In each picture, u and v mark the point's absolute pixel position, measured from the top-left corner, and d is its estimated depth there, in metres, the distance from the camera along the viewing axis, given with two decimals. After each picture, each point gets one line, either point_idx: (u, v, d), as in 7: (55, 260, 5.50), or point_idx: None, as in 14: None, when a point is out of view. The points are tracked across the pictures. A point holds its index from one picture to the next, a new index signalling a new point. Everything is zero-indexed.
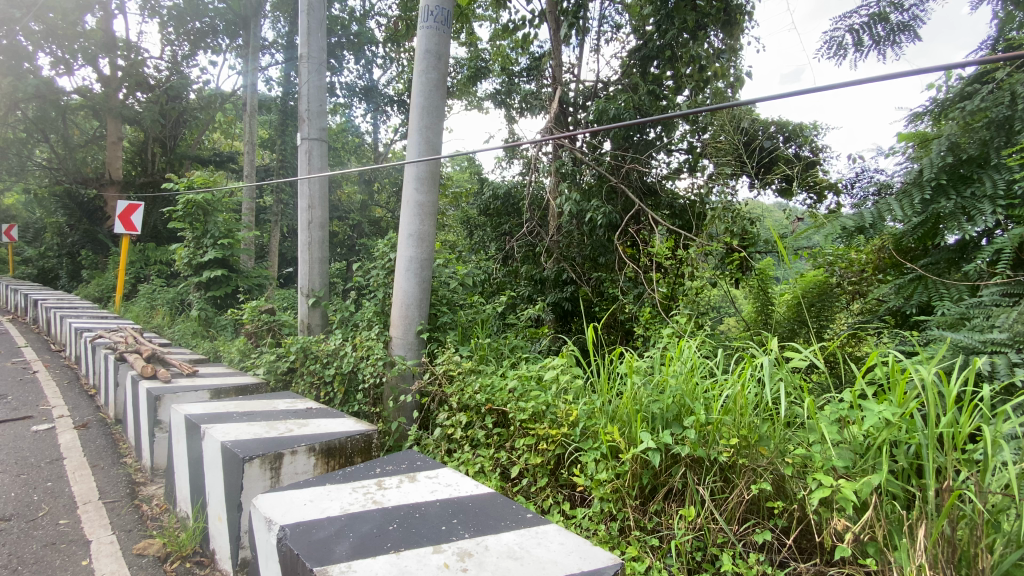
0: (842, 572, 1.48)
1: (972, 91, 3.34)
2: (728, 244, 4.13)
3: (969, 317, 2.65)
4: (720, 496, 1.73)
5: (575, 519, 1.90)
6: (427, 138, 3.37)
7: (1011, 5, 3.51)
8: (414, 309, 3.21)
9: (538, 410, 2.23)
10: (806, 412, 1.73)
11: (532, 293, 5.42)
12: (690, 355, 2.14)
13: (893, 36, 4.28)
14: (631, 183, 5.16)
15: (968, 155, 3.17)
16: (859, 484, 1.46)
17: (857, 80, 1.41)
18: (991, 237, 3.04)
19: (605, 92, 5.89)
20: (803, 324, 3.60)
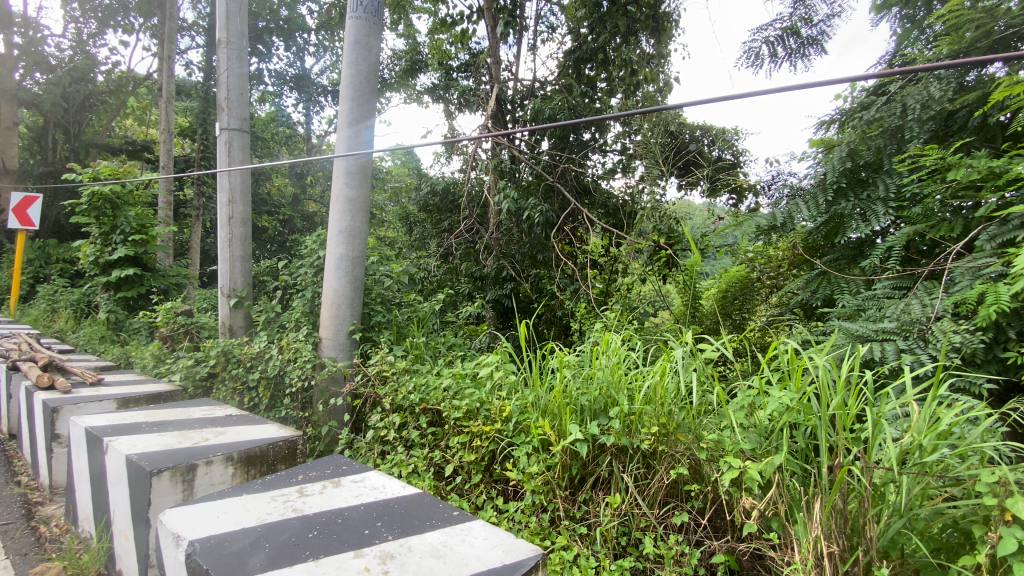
0: (751, 547, 1.61)
1: (869, 102, 3.67)
2: (655, 243, 4.29)
3: (865, 309, 2.95)
4: (643, 482, 1.83)
5: (508, 513, 1.93)
6: (360, 131, 3.27)
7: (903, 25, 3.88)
8: (346, 308, 3.11)
9: (472, 407, 2.21)
10: (717, 399, 1.84)
11: (472, 290, 5.43)
12: (617, 348, 2.22)
13: (803, 49, 4.64)
14: (568, 181, 5.26)
15: (865, 161, 3.50)
16: (764, 465, 1.55)
17: (771, 89, 1.53)
18: (883, 235, 3.36)
19: (542, 91, 5.96)
20: (725, 317, 4.01)
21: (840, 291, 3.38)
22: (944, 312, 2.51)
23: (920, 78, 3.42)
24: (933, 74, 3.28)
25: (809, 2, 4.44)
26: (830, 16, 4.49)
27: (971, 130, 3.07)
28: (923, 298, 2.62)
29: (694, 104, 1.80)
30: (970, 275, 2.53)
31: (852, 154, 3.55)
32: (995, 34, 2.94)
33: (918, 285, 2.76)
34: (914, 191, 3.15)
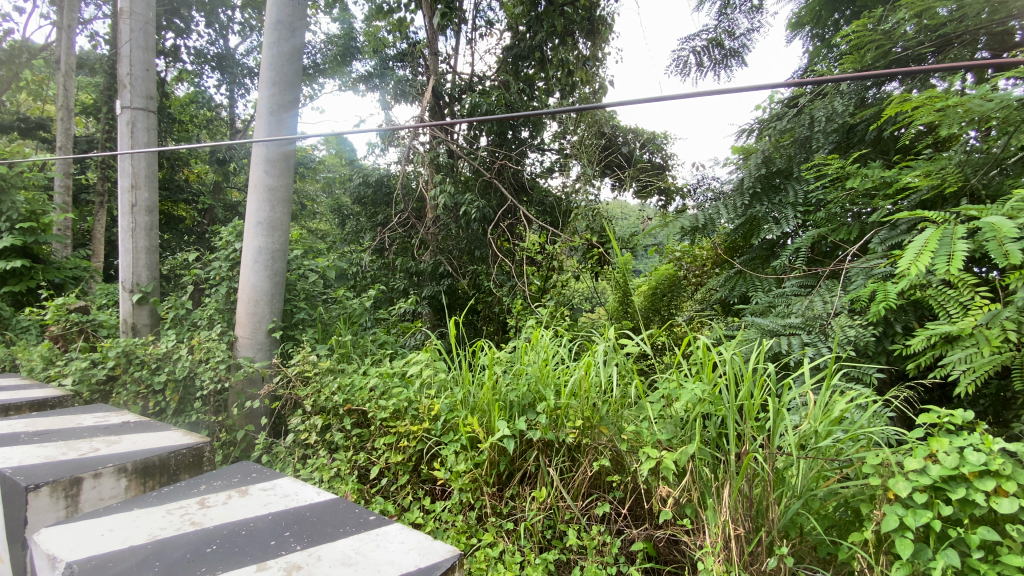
0: (667, 533, 1.68)
1: (783, 112, 3.95)
2: (589, 240, 4.42)
3: (775, 305, 3.18)
4: (568, 475, 1.86)
5: (434, 513, 1.90)
6: (281, 117, 3.10)
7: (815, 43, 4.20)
8: (264, 304, 2.94)
9: (399, 407, 2.12)
10: (636, 392, 1.90)
11: (408, 286, 5.28)
12: (546, 343, 2.24)
13: (726, 60, 4.92)
14: (505, 178, 5.23)
15: (778, 168, 3.77)
16: (678, 454, 1.61)
17: (690, 93, 1.60)
18: (791, 237, 3.63)
19: (480, 86, 5.91)
20: (655, 313, 4.26)
21: (755, 289, 3.63)
22: (841, 309, 2.75)
23: (825, 93, 3.72)
24: (837, 89, 3.57)
25: (732, 16, 4.70)
26: (750, 31, 4.78)
27: (868, 142, 3.38)
28: (825, 296, 2.86)
29: (623, 104, 1.87)
30: (864, 275, 2.80)
31: (767, 161, 3.82)
32: (892, 55, 3.26)
33: (820, 284, 3.01)
34: (819, 197, 3.43)
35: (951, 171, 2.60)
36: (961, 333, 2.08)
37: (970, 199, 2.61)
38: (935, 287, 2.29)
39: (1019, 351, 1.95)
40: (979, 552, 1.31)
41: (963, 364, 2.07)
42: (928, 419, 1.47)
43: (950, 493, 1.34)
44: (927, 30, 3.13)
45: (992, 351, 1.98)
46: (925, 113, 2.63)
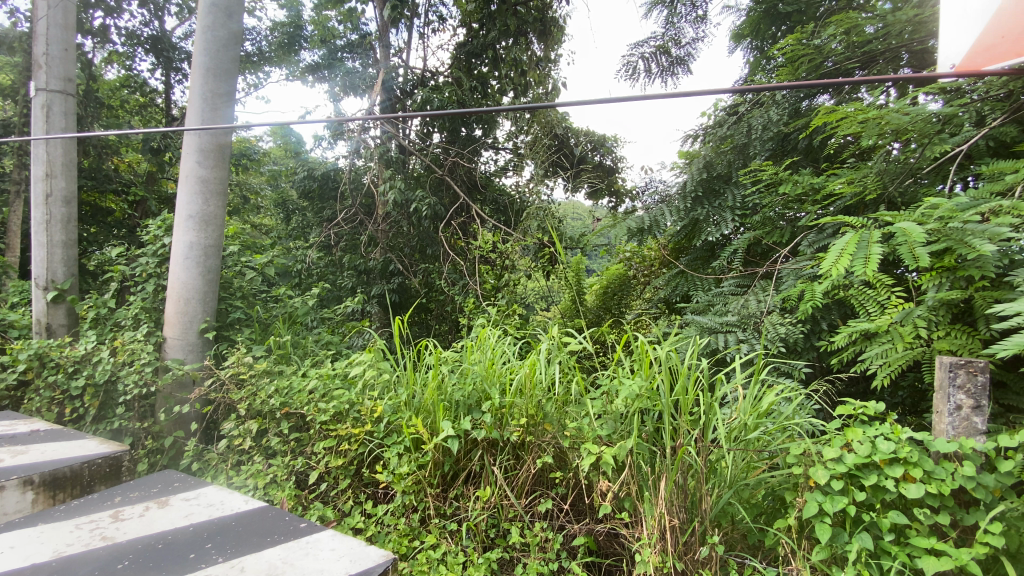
0: (607, 527, 1.72)
1: (724, 119, 4.12)
2: (540, 240, 4.46)
3: (714, 304, 3.32)
4: (512, 473, 1.86)
5: (376, 517, 1.86)
6: (216, 106, 2.94)
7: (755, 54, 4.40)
8: (196, 303, 2.79)
9: (340, 409, 2.05)
10: (578, 389, 1.93)
11: (356, 284, 5.17)
12: (492, 342, 2.23)
13: (672, 68, 5.04)
14: (457, 176, 5.17)
15: (718, 173, 3.94)
16: (618, 449, 1.65)
17: (634, 96, 1.65)
18: (729, 239, 3.79)
19: (433, 82, 5.83)
20: (606, 310, 4.46)
21: (696, 288, 3.79)
22: (773, 308, 2.91)
23: (762, 102, 3.91)
24: (774, 98, 3.78)
25: (679, 25, 4.86)
26: (695, 39, 4.94)
27: (800, 151, 3.59)
28: (758, 295, 3.02)
29: (575, 104, 1.91)
30: (794, 276, 2.97)
31: (708, 166, 3.98)
32: (823, 68, 3.47)
33: (756, 284, 3.17)
34: (755, 202, 3.60)
35: (872, 180, 2.80)
36: (878, 330, 2.24)
37: (887, 206, 2.82)
38: (856, 288, 2.45)
39: (928, 347, 2.12)
40: (890, 534, 1.42)
41: (879, 359, 2.23)
42: (845, 411, 1.57)
43: (864, 480, 1.44)
44: (853, 47, 3.35)
45: (905, 347, 2.15)
46: (849, 124, 2.82)
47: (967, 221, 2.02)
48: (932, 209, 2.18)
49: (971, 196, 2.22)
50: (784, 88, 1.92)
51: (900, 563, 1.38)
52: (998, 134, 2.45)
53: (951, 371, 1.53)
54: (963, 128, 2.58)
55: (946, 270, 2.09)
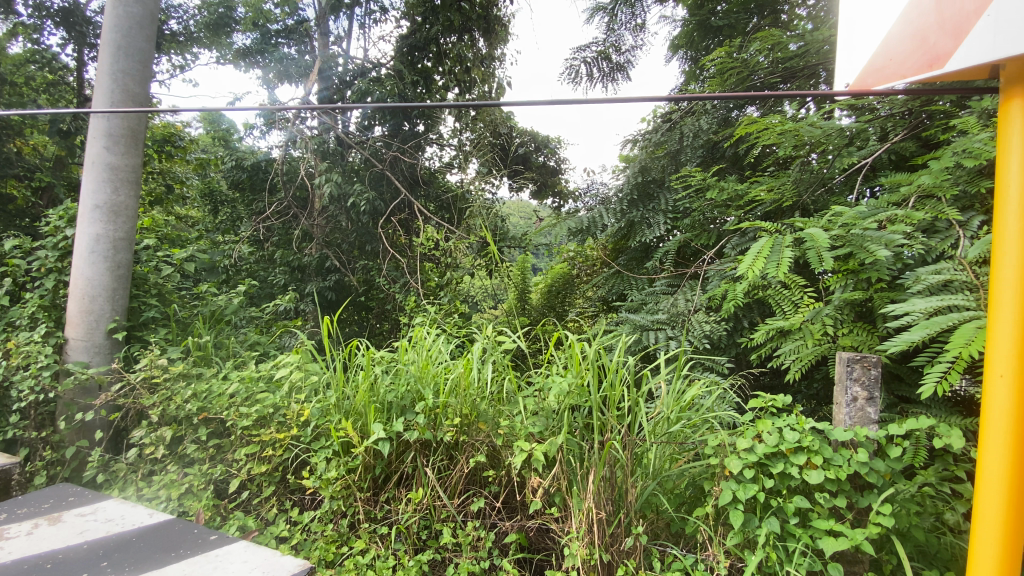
0: (537, 523, 1.74)
1: (658, 126, 4.27)
2: (483, 238, 4.46)
3: (646, 303, 3.46)
4: (445, 473, 1.84)
5: (302, 525, 1.79)
6: (125, 85, 2.72)
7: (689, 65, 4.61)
8: (102, 301, 2.58)
9: (264, 413, 1.94)
10: (511, 388, 1.94)
11: (288, 281, 4.98)
12: (426, 341, 2.19)
13: (613, 74, 5.23)
14: (399, 171, 5.01)
15: (652, 177, 4.10)
16: (548, 446, 1.67)
17: (566, 99, 1.70)
18: (661, 240, 3.94)
19: (375, 73, 5.57)
20: (550, 309, 4.66)
21: (631, 288, 3.93)
22: (700, 306, 3.06)
23: (694, 110, 4.11)
24: (706, 107, 3.98)
25: (618, 31, 4.98)
26: (634, 47, 5.07)
27: (727, 159, 3.80)
28: (686, 295, 3.17)
29: (520, 105, 1.94)
30: (718, 277, 3.14)
31: (643, 170, 4.14)
32: (750, 82, 3.68)
33: (684, 284, 3.33)
34: (685, 206, 3.77)
35: (788, 188, 3.02)
36: (791, 327, 2.40)
37: (802, 212, 3.03)
38: (774, 288, 2.61)
39: (834, 343, 2.29)
40: (795, 518, 1.53)
41: (792, 355, 2.38)
42: (758, 404, 1.67)
43: (772, 468, 1.54)
44: (777, 62, 3.58)
45: (814, 343, 2.31)
46: (769, 136, 3.03)
47: (867, 229, 2.21)
48: (838, 217, 2.37)
49: (872, 205, 2.43)
50: (712, 97, 2.04)
51: (804, 545, 1.49)
52: (897, 149, 2.70)
53: (848, 365, 1.65)
54: (869, 143, 2.82)
55: (851, 272, 2.27)
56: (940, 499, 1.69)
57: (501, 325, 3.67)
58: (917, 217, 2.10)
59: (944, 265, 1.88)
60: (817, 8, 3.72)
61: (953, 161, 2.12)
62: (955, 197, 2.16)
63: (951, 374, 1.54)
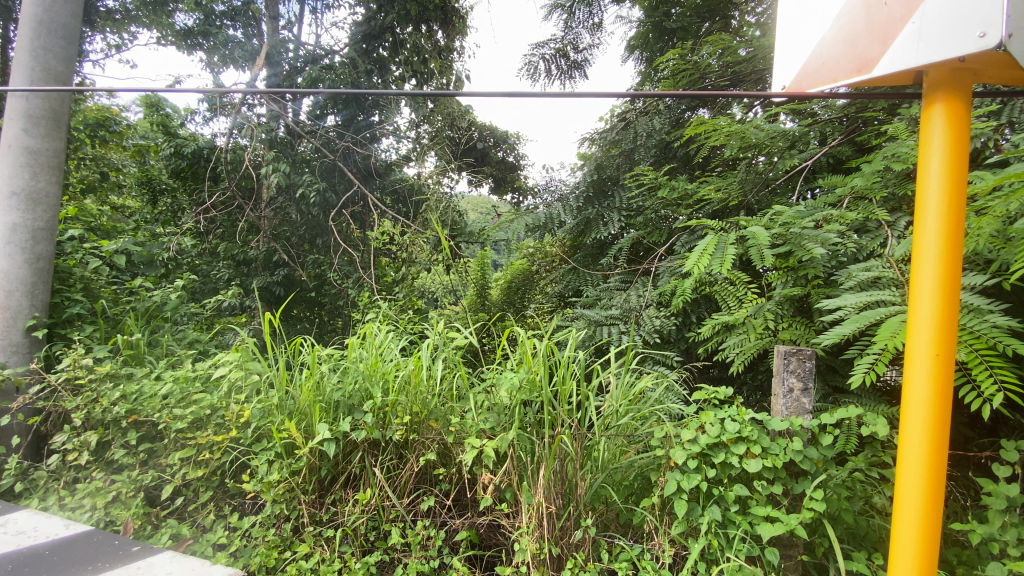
0: (487, 520, 1.73)
1: (615, 124, 4.33)
2: (439, 233, 4.41)
3: (600, 298, 3.51)
4: (394, 473, 1.80)
5: (241, 531, 1.72)
6: (46, 61, 2.50)
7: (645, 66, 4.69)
8: (20, 296, 2.39)
9: (200, 415, 1.85)
10: (463, 385, 1.91)
11: (232, 276, 4.75)
12: (376, 338, 2.12)
13: (570, 72, 5.19)
14: (352, 162, 4.85)
15: (608, 175, 4.15)
16: (499, 442, 1.66)
17: (521, 91, 1.72)
18: (616, 238, 4.01)
19: (327, 60, 5.39)
20: (510, 304, 4.54)
21: (586, 284, 3.97)
22: (651, 302, 3.14)
23: (648, 110, 4.19)
24: (660, 107, 4.06)
25: (576, 29, 5.00)
26: (592, 46, 5.09)
27: (679, 159, 3.90)
28: (638, 291, 3.24)
29: (479, 97, 1.92)
30: (668, 273, 3.23)
31: (599, 168, 4.19)
32: (701, 84, 3.78)
33: (637, 280, 3.41)
34: (638, 204, 3.84)
35: (735, 188, 3.12)
36: (736, 322, 2.48)
37: (747, 212, 3.14)
38: (720, 283, 2.69)
39: (775, 337, 2.39)
40: (735, 506, 1.59)
41: (736, 348, 2.47)
42: (702, 396, 1.72)
43: (714, 458, 1.59)
44: (726, 66, 3.70)
45: (756, 337, 2.40)
46: (716, 137, 3.12)
47: (805, 228, 2.32)
48: (778, 216, 2.47)
49: (810, 205, 2.55)
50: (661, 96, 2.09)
51: (743, 531, 1.55)
52: (835, 153, 2.87)
53: (785, 358, 1.72)
54: (809, 146, 2.96)
55: (791, 270, 2.37)
56: (869, 483, 1.79)
57: (455, 321, 3.64)
58: (850, 217, 2.22)
59: (873, 262, 1.99)
60: (764, 16, 3.86)
61: (883, 165, 2.25)
62: (884, 199, 2.30)
63: (878, 365, 1.63)
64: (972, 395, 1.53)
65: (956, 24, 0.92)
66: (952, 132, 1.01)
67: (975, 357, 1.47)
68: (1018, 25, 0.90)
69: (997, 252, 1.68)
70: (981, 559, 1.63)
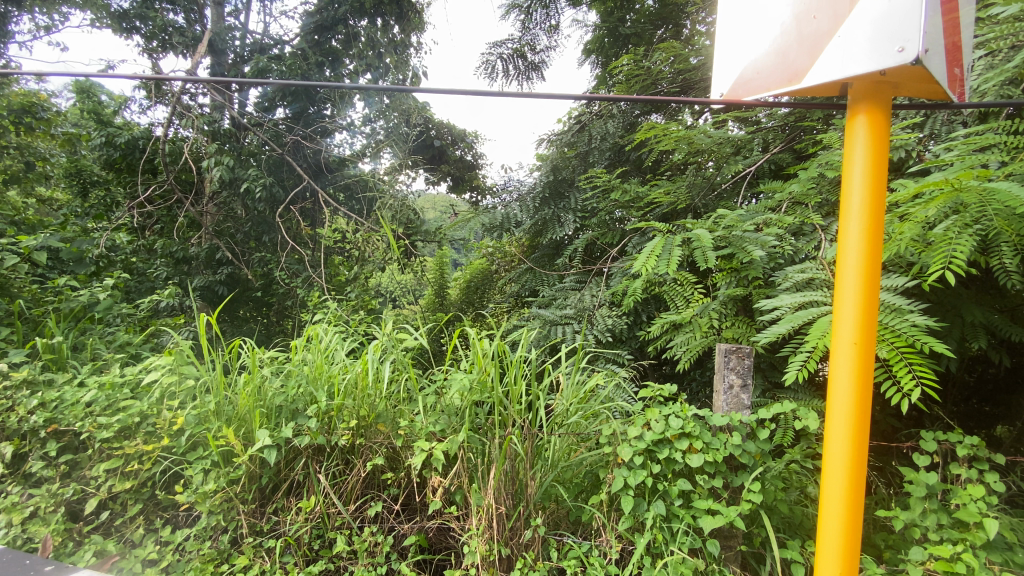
0: (436, 524, 1.71)
1: (570, 126, 4.39)
2: (394, 231, 4.34)
3: (555, 298, 3.55)
4: (340, 479, 1.75)
5: (174, 544, 1.63)
6: None
7: (601, 70, 4.78)
8: None
9: (128, 423, 1.74)
10: (412, 387, 1.88)
11: (171, 274, 4.38)
12: (322, 340, 2.06)
13: (527, 73, 5.22)
14: (302, 157, 4.68)
15: (563, 177, 4.21)
16: (448, 445, 1.64)
17: (471, 90, 1.74)
18: (572, 238, 4.06)
19: (275, 50, 5.21)
20: (468, 303, 4.66)
21: (542, 284, 3.99)
22: (603, 301, 3.20)
23: (602, 112, 4.27)
24: (613, 110, 4.15)
25: (533, 31, 5.03)
26: (549, 48, 5.14)
27: (632, 162, 3.99)
28: (592, 291, 3.29)
29: (436, 94, 1.90)
30: (620, 274, 3.30)
31: (555, 169, 4.24)
32: (653, 89, 3.89)
33: (591, 280, 3.47)
34: (593, 205, 3.90)
35: (683, 192, 3.23)
36: (683, 321, 2.56)
37: (694, 215, 3.25)
38: (669, 283, 2.77)
39: (719, 335, 2.48)
40: (678, 500, 1.64)
41: (683, 347, 2.55)
42: (648, 393, 1.76)
43: (659, 454, 1.63)
44: (677, 73, 3.82)
45: (702, 335, 2.48)
46: (665, 141, 3.21)
47: (745, 231, 2.43)
48: (721, 219, 2.57)
49: (751, 209, 2.66)
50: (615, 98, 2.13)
51: (686, 524, 1.60)
52: (776, 160, 3.00)
53: (725, 355, 1.78)
54: (752, 153, 3.08)
55: (733, 271, 2.47)
56: (803, 474, 1.89)
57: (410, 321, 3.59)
58: (788, 221, 2.33)
59: (808, 264, 2.10)
60: (713, 26, 4.00)
61: (817, 172, 2.38)
62: (818, 204, 2.44)
63: (810, 362, 1.72)
64: (894, 389, 1.63)
65: (875, 39, 0.98)
66: (873, 142, 1.07)
67: (896, 354, 1.57)
68: (931, 42, 0.96)
69: (918, 255, 1.80)
70: (905, 543, 1.75)
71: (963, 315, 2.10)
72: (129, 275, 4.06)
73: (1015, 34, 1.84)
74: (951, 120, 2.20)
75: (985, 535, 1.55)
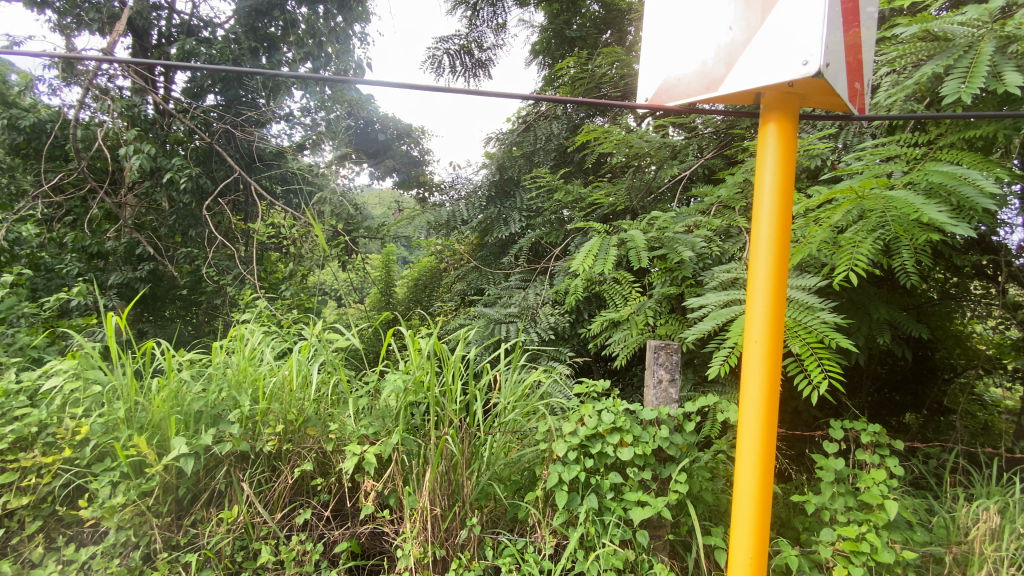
0: (369, 529, 1.67)
1: (516, 126, 4.41)
2: (334, 227, 4.19)
3: (500, 296, 3.57)
4: (266, 487, 1.68)
5: (78, 564, 1.50)
6: None
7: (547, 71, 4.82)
8: None
9: (23, 434, 1.59)
10: (344, 389, 1.83)
11: (84, 270, 3.98)
12: (249, 342, 1.96)
13: (475, 70, 5.20)
14: (234, 147, 4.45)
15: (509, 176, 4.24)
16: (381, 447, 1.61)
17: (407, 84, 1.72)
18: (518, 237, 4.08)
19: (205, 34, 4.90)
20: (416, 302, 4.71)
21: (488, 283, 3.99)
22: (546, 300, 3.24)
23: (547, 114, 4.32)
24: (559, 112, 4.21)
25: (480, 28, 5.01)
26: (496, 46, 5.13)
27: (575, 163, 4.06)
28: (537, 289, 3.33)
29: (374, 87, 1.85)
30: (562, 273, 3.35)
31: (501, 168, 4.25)
32: (596, 92, 3.98)
33: (535, 279, 3.50)
34: (538, 205, 3.94)
35: (623, 194, 3.33)
36: (621, 318, 2.63)
37: (632, 216, 3.35)
38: (608, 283, 2.83)
39: (653, 332, 2.56)
40: (610, 493, 1.68)
41: (621, 344, 2.61)
42: (582, 390, 1.79)
43: (591, 449, 1.67)
44: (619, 78, 3.93)
45: (638, 333, 2.56)
46: (606, 143, 3.29)
47: (675, 233, 2.53)
48: (655, 220, 2.67)
49: (684, 211, 2.77)
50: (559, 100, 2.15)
51: (617, 517, 1.64)
52: (709, 165, 3.14)
53: (655, 352, 1.84)
54: (687, 158, 3.21)
55: (667, 270, 2.57)
56: (727, 464, 1.98)
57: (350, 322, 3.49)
58: (716, 224, 2.45)
59: (733, 265, 2.22)
60: None
61: (743, 177, 2.51)
62: (744, 208, 2.57)
63: (731, 357, 1.81)
64: (805, 382, 1.74)
65: (783, 52, 1.04)
66: (782, 150, 1.14)
67: (807, 349, 1.68)
68: (830, 59, 1.03)
69: (829, 257, 1.92)
70: (818, 525, 1.87)
71: (870, 312, 2.28)
72: (37, 272, 3.72)
73: (916, 55, 1.94)
74: (862, 132, 2.39)
75: (886, 515, 1.68)
